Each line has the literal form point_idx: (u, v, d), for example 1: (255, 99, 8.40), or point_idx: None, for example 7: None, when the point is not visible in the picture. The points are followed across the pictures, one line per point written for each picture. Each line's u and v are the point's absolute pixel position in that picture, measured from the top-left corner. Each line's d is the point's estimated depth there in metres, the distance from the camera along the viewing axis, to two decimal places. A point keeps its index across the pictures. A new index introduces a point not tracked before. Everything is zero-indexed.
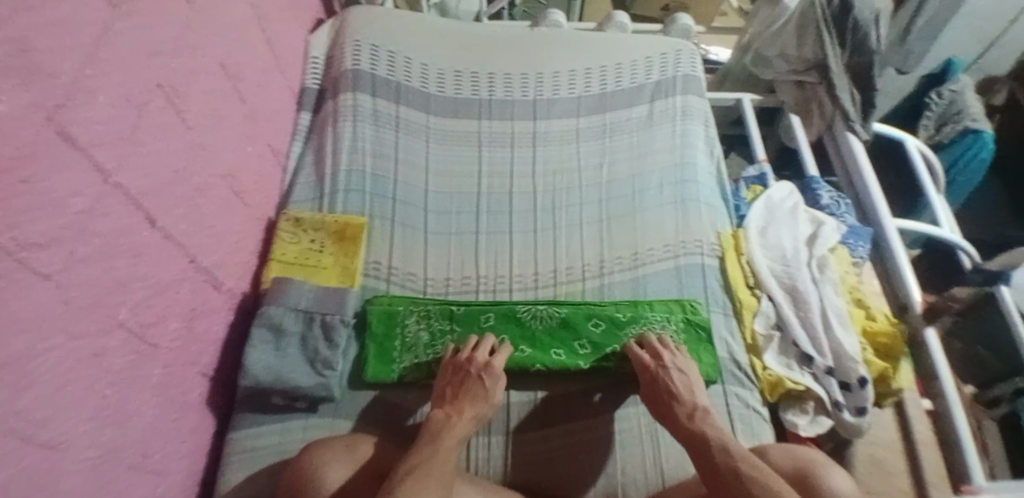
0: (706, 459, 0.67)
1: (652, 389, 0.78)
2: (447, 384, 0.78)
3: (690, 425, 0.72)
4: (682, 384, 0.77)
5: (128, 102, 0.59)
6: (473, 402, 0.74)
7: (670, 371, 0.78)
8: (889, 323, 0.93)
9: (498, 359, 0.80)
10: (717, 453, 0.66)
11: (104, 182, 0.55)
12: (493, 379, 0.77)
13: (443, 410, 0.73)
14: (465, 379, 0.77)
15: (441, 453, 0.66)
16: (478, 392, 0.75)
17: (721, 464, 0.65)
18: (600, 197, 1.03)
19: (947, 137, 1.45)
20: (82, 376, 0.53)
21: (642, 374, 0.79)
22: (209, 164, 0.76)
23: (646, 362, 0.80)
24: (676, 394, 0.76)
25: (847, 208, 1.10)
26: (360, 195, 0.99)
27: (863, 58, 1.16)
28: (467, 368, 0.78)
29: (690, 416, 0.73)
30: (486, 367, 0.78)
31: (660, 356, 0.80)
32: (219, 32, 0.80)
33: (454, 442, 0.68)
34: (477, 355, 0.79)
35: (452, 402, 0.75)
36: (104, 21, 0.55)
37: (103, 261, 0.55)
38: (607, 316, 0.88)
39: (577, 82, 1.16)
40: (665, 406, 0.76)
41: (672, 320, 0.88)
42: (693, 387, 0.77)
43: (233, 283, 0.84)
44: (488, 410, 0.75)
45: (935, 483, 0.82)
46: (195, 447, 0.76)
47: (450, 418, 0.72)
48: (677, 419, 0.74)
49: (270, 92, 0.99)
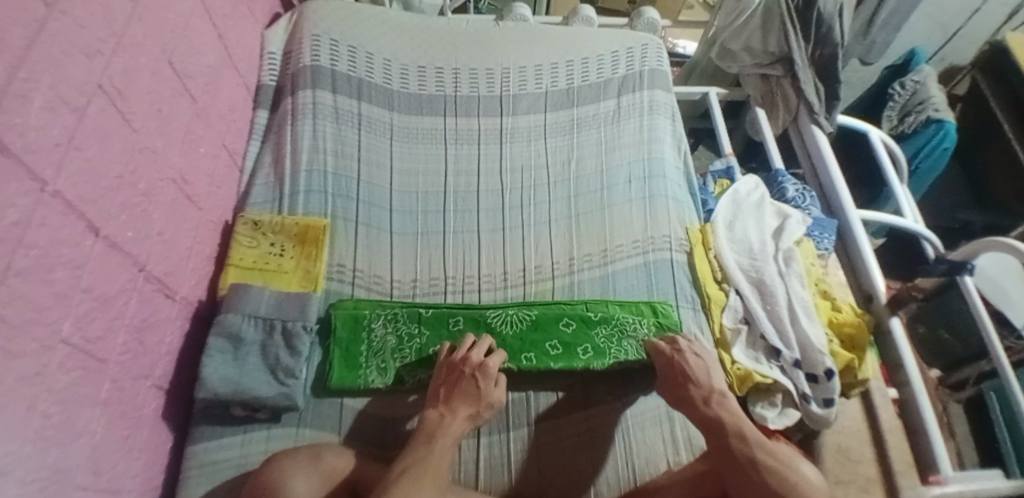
0: (721, 445, 0.69)
1: (667, 372, 0.79)
2: (442, 384, 0.77)
3: (707, 410, 0.74)
4: (698, 369, 0.78)
5: (65, 105, 0.55)
6: (468, 402, 0.73)
7: (687, 355, 0.79)
8: (855, 314, 0.95)
9: (494, 359, 0.78)
10: (732, 439, 0.69)
11: (42, 191, 0.51)
12: (491, 380, 0.76)
13: (437, 410, 0.73)
14: (459, 379, 0.76)
15: (435, 453, 0.66)
16: (474, 391, 0.75)
17: (736, 452, 0.68)
18: (569, 193, 1.03)
19: (909, 127, 1.48)
20: (23, 396, 0.49)
21: (658, 358, 0.81)
22: (157, 168, 0.72)
23: (664, 347, 0.81)
24: (693, 377, 0.77)
25: (812, 200, 1.12)
26: (322, 196, 0.96)
27: (827, 50, 1.18)
28: (461, 368, 0.77)
29: (706, 400, 0.75)
30: (481, 367, 0.77)
31: (676, 341, 0.81)
32: (165, 28, 0.75)
33: (448, 442, 0.68)
34: (472, 355, 0.78)
35: (445, 402, 0.74)
36: (37, 20, 0.51)
37: (42, 274, 0.51)
38: (578, 316, 0.87)
39: (543, 77, 1.14)
40: (682, 388, 0.77)
41: (642, 322, 0.88)
42: (709, 370, 0.78)
43: (187, 291, 0.81)
44: (483, 410, 0.74)
45: (902, 470, 0.83)
46: (152, 464, 0.72)
47: (444, 418, 0.71)
48: (693, 402, 0.75)
49: (222, 89, 0.95)
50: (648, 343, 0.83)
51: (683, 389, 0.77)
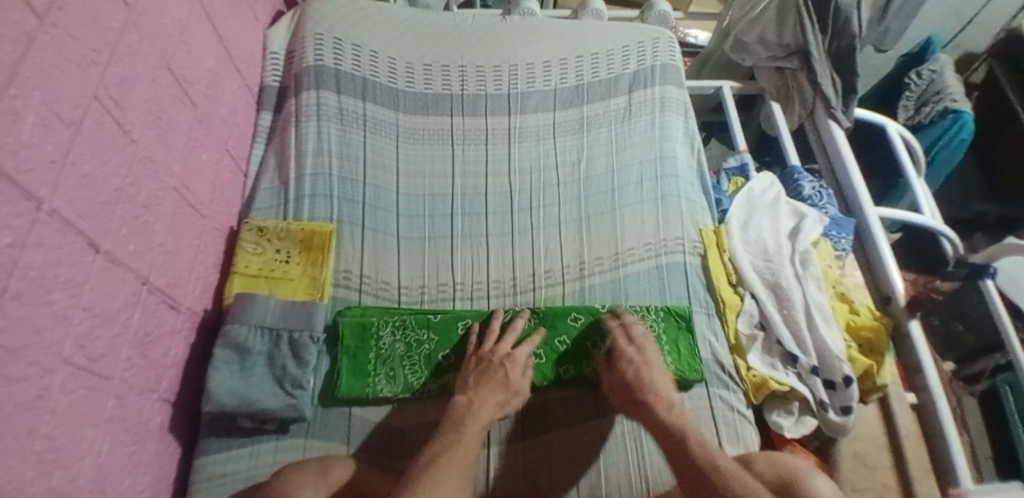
0: (677, 451, 0.64)
1: (624, 381, 0.75)
2: (469, 372, 0.76)
3: (666, 416, 0.68)
4: (661, 381, 0.73)
5: (59, 119, 0.53)
6: (496, 391, 0.73)
7: (652, 367, 0.75)
8: (872, 317, 0.92)
9: (521, 352, 0.79)
10: (692, 444, 0.64)
11: (36, 210, 0.49)
12: (518, 367, 0.77)
13: (467, 396, 0.72)
14: (488, 369, 0.76)
15: (465, 440, 0.65)
16: (502, 380, 0.74)
17: (698, 458, 0.62)
18: (579, 194, 1.00)
19: (926, 117, 1.43)
20: (25, 420, 0.48)
21: (618, 366, 0.77)
22: (157, 177, 0.71)
23: (631, 356, 0.77)
24: (655, 388, 0.72)
25: (829, 198, 1.09)
26: (327, 200, 0.95)
27: (845, 43, 1.14)
28: (489, 358, 0.77)
29: (669, 407, 0.70)
30: (508, 357, 0.78)
31: (644, 351, 0.77)
32: (163, 34, 0.73)
33: (478, 428, 0.67)
34: (500, 347, 0.79)
35: (475, 388, 0.73)
36: (27, 33, 0.49)
37: (40, 295, 0.50)
38: (585, 309, 0.86)
39: (552, 74, 1.12)
40: (639, 397, 0.72)
41: (651, 313, 0.87)
42: (669, 384, 0.74)
43: (191, 301, 0.79)
44: (511, 398, 0.74)
45: (918, 477, 0.81)
46: (160, 477, 0.72)
47: (473, 404, 0.70)
48: (654, 408, 0.70)
49: (224, 92, 0.93)
50: (614, 345, 0.79)
51: (640, 396, 0.72)
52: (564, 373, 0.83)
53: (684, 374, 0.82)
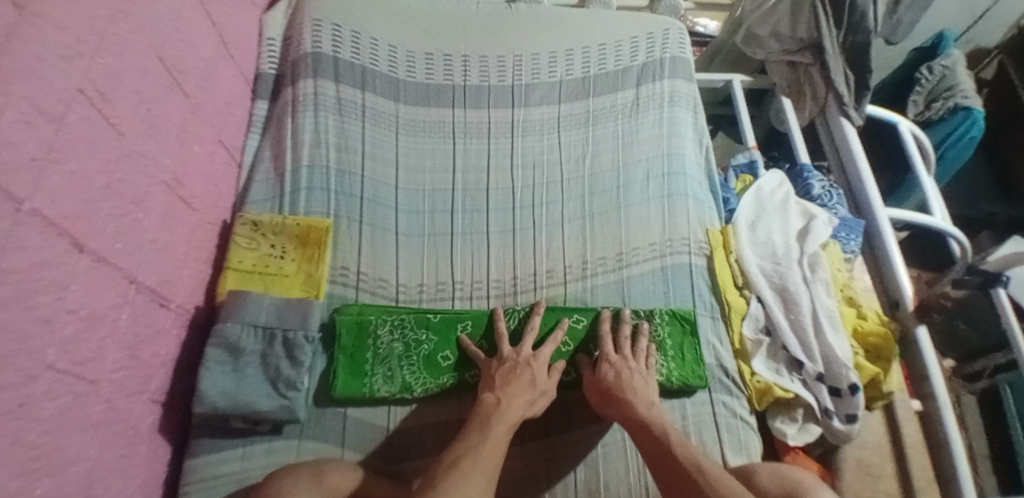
0: (661, 451, 0.64)
1: (601, 380, 0.75)
2: (496, 370, 0.74)
3: (648, 416, 0.69)
4: (640, 384, 0.74)
5: (41, 115, 0.50)
6: (522, 390, 0.71)
7: (633, 371, 0.76)
8: (881, 323, 0.90)
9: (546, 351, 0.77)
10: (676, 448, 0.64)
11: (17, 211, 0.46)
12: (543, 369, 0.75)
13: (494, 394, 0.70)
14: (514, 368, 0.74)
15: (490, 441, 0.63)
16: (528, 381, 0.73)
17: (683, 460, 0.63)
18: (583, 192, 0.97)
19: (936, 113, 1.40)
20: (9, 429, 0.46)
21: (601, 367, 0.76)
22: (148, 172, 0.68)
23: (612, 358, 0.77)
24: (633, 390, 0.72)
25: (839, 198, 1.06)
26: (324, 193, 0.92)
27: (860, 38, 1.09)
28: (514, 358, 0.75)
29: (649, 407, 0.70)
30: (533, 358, 0.76)
31: (625, 353, 0.78)
32: (153, 22, 0.70)
33: (505, 429, 0.66)
34: (523, 348, 0.77)
35: (501, 386, 0.71)
36: (7, 25, 0.46)
37: (23, 300, 0.48)
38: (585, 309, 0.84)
39: (558, 65, 1.08)
40: (617, 399, 0.72)
41: (655, 314, 0.84)
42: (648, 386, 0.75)
43: (183, 299, 0.77)
44: (537, 398, 0.72)
45: (923, 487, 0.80)
46: (150, 479, 0.70)
47: (501, 403, 0.69)
48: (635, 411, 0.69)
49: (219, 81, 0.90)
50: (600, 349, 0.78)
51: (620, 395, 0.71)
52: (565, 376, 0.81)
53: (688, 381, 0.80)
